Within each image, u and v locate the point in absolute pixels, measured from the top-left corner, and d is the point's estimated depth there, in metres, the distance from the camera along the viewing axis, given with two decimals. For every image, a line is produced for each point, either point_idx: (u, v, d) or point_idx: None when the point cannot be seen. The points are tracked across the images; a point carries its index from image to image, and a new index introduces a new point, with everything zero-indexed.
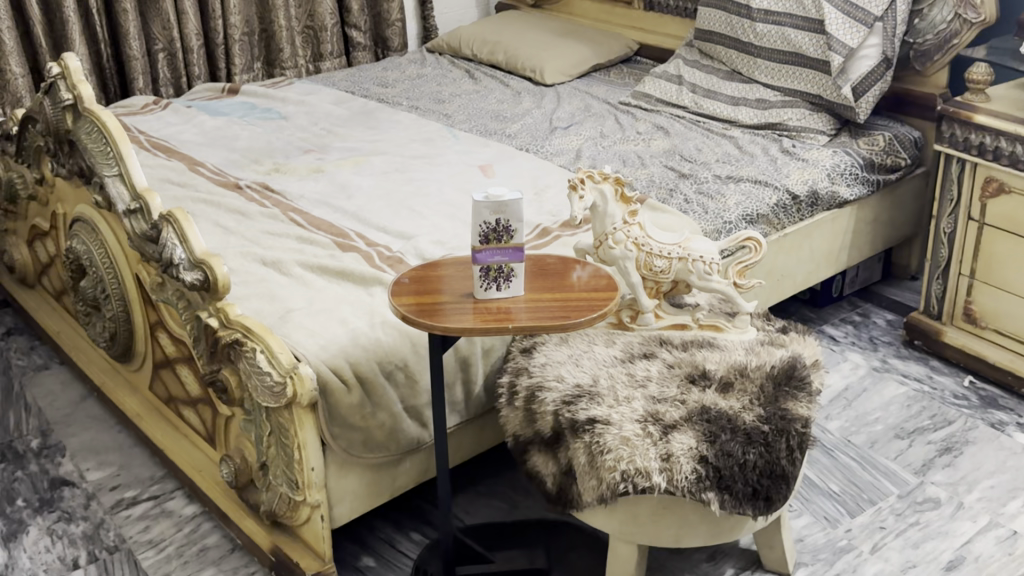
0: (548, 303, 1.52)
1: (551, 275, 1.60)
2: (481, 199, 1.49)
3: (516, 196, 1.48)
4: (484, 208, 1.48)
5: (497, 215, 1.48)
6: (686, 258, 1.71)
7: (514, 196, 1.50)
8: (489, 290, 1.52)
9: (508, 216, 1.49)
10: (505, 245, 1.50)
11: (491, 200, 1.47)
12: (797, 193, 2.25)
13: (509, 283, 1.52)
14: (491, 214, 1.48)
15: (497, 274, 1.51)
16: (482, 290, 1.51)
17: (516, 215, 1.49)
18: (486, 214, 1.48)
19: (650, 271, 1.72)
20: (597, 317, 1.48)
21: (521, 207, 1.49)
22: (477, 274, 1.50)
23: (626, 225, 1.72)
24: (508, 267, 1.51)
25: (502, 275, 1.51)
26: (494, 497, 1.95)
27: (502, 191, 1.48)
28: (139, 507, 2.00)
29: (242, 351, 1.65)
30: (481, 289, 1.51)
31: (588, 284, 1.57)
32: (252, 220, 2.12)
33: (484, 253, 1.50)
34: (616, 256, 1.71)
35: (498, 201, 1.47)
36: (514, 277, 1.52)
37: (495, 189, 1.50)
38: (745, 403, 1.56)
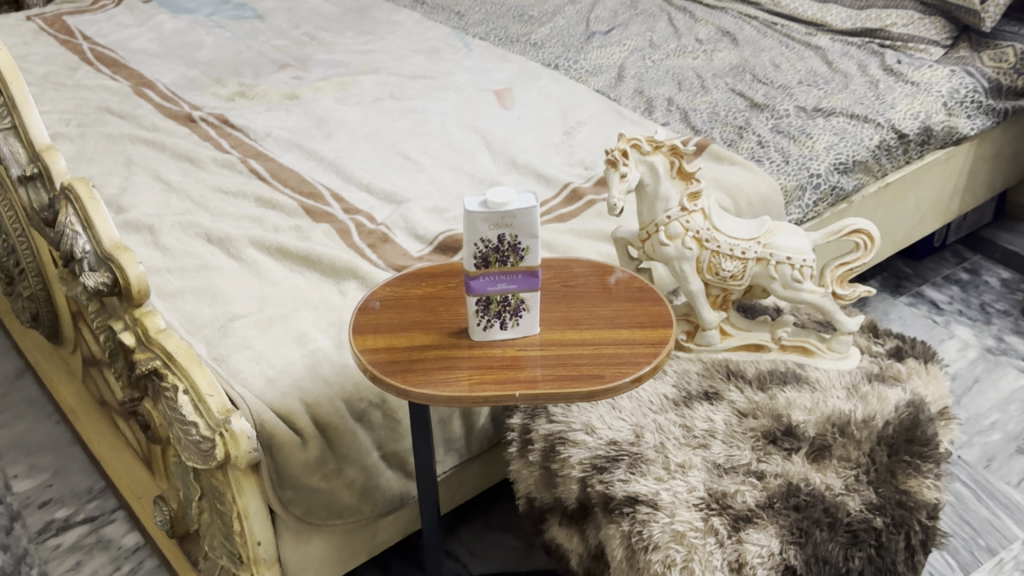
0: (573, 348, 1.06)
1: (580, 295, 1.15)
2: (476, 206, 1.01)
3: (531, 205, 1.00)
4: (482, 221, 1.00)
5: (500, 229, 1.01)
6: (767, 259, 1.24)
7: (529, 200, 1.02)
8: (487, 328, 1.07)
9: (516, 231, 1.01)
10: (513, 268, 1.04)
11: (491, 211, 0.99)
12: (905, 132, 1.74)
13: (518, 320, 1.07)
14: (490, 229, 1.01)
15: (499, 307, 1.06)
16: (481, 328, 1.07)
17: (529, 229, 1.02)
18: (483, 229, 1.00)
19: (716, 276, 1.25)
20: (647, 373, 1.03)
21: (537, 218, 1.01)
22: (472, 307, 1.05)
23: (684, 212, 1.24)
24: (515, 299, 1.06)
25: (507, 310, 1.06)
26: (507, 532, 1.55)
27: (509, 196, 1.00)
28: (71, 534, 1.62)
29: (161, 387, 1.23)
30: (477, 325, 1.06)
31: (631, 311, 1.11)
32: (203, 172, 1.67)
33: (480, 281, 1.04)
34: (668, 255, 1.25)
35: (502, 211, 0.99)
36: (527, 310, 1.07)
37: (500, 189, 1.01)
38: (848, 480, 1.13)
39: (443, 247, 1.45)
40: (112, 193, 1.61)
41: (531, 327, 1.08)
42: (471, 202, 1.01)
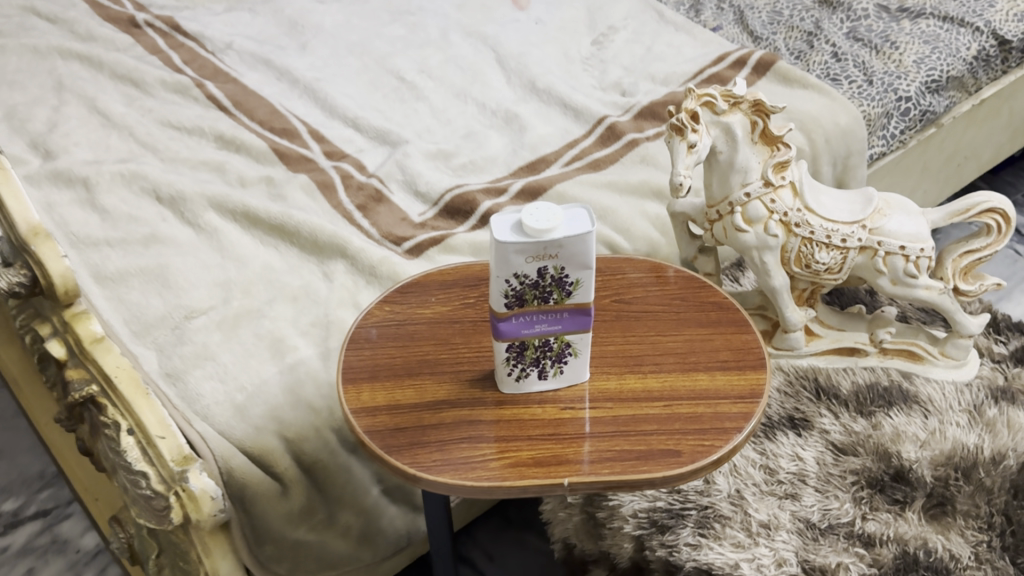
0: (635, 406, 0.80)
1: (639, 315, 0.87)
2: (508, 230, 0.72)
3: (585, 233, 0.72)
4: (515, 253, 0.72)
5: (541, 261, 0.73)
6: (874, 249, 0.96)
7: (581, 221, 0.73)
8: (521, 379, 0.80)
9: (563, 262, 0.73)
10: (557, 307, 0.76)
11: (530, 241, 0.71)
12: (1009, 38, 1.42)
13: (562, 367, 0.80)
14: (527, 262, 0.73)
15: (536, 354, 0.79)
16: (513, 378, 0.80)
17: (580, 260, 0.73)
18: (517, 263, 0.72)
19: (807, 268, 0.98)
20: (736, 443, 0.77)
21: (591, 246, 0.73)
22: (501, 354, 0.78)
23: (769, 189, 0.95)
24: (558, 343, 0.79)
25: (547, 357, 0.79)
26: (530, 532, 1.33)
27: (554, 219, 0.72)
28: (19, 533, 1.39)
29: (100, 422, 0.96)
30: (506, 375, 0.80)
31: (709, 344, 0.84)
32: (150, 99, 1.36)
33: (511, 323, 0.76)
34: (746, 244, 0.97)
35: (544, 241, 0.71)
36: (575, 355, 0.80)
37: (541, 206, 0.73)
38: (978, 547, 0.88)
39: (451, 209, 1.17)
40: (39, 130, 1.30)
41: (580, 374, 0.81)
42: (499, 225, 0.73)
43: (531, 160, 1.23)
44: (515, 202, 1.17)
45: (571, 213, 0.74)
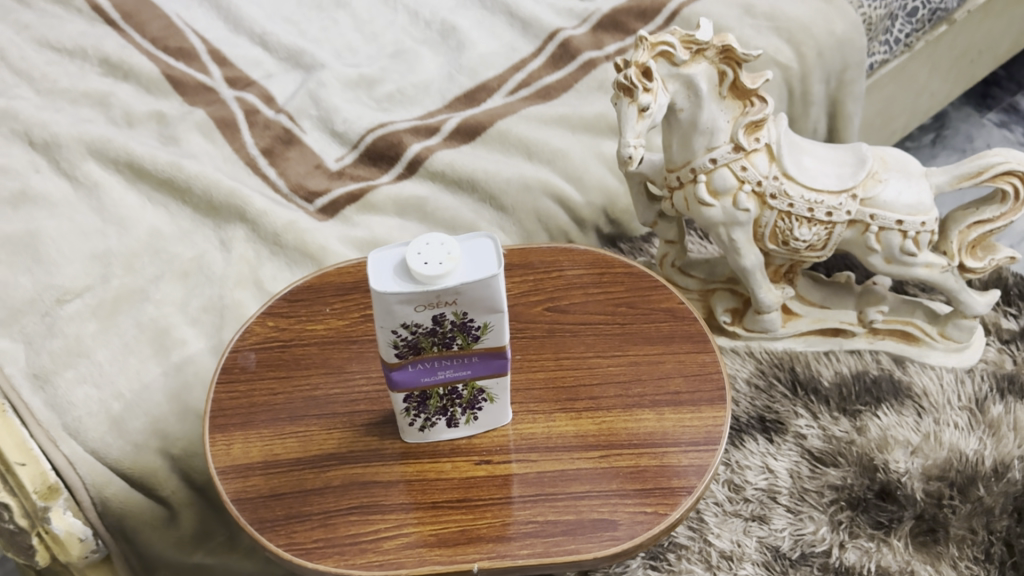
0: (564, 458, 0.65)
1: (577, 329, 0.71)
2: (389, 274, 0.56)
3: (489, 276, 0.55)
4: (400, 304, 0.56)
5: (437, 309, 0.57)
6: (866, 224, 0.80)
7: (487, 256, 0.57)
8: (426, 428, 0.65)
9: (466, 307, 0.57)
10: (463, 352, 0.61)
11: (418, 289, 0.55)
12: None
13: (476, 414, 0.65)
14: (419, 311, 0.57)
15: (443, 402, 0.64)
16: (416, 428, 0.65)
17: (487, 304, 0.58)
18: (405, 313, 0.57)
19: (784, 244, 0.82)
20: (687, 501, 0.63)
21: (499, 288, 0.57)
22: (397, 405, 0.63)
23: (739, 154, 0.78)
24: (470, 388, 0.64)
25: (457, 405, 0.64)
26: None
27: (449, 259, 0.55)
28: None
29: None
30: (407, 424, 0.65)
31: (658, 370, 0.69)
32: (24, 10, 1.15)
33: (408, 371, 0.61)
34: (710, 219, 0.81)
35: (437, 290, 0.55)
36: (490, 401, 0.65)
37: (433, 240, 0.56)
38: None
39: (374, 154, 1.00)
40: None
41: (498, 418, 0.66)
42: (379, 267, 0.57)
43: (469, 87, 1.05)
44: (448, 144, 1.00)
45: (473, 245, 0.57)
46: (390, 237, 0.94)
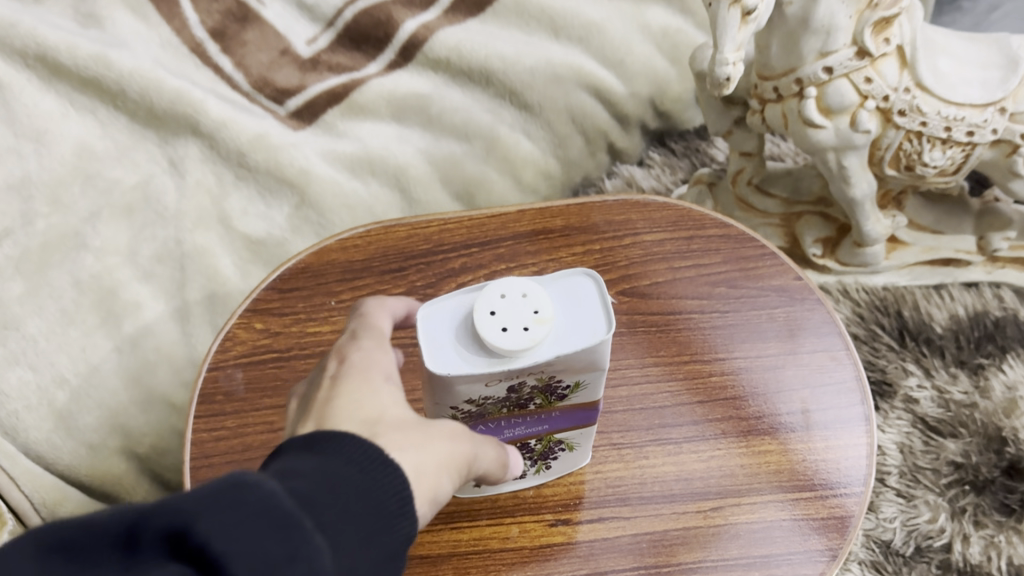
0: (667, 514, 0.49)
1: (668, 322, 0.55)
2: (450, 344, 0.38)
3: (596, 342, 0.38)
4: (467, 384, 0.38)
5: (514, 381, 0.39)
6: (1014, 145, 0.62)
7: (588, 311, 0.39)
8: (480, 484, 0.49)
9: (555, 372, 0.40)
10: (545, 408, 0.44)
11: (493, 366, 0.37)
12: None
13: (551, 462, 0.49)
14: (489, 386, 0.39)
15: (507, 458, 0.47)
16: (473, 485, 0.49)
17: (585, 364, 0.40)
18: (470, 392, 0.39)
19: (907, 168, 0.64)
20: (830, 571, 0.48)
21: (605, 348, 0.39)
22: None
23: (864, 61, 0.59)
24: (545, 441, 0.47)
25: (525, 458, 0.48)
26: None
27: (537, 323, 0.38)
28: None
29: None
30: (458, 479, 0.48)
31: (777, 379, 0.53)
32: None
33: None
34: (818, 143, 0.62)
35: (521, 367, 0.37)
36: (569, 449, 0.48)
37: (512, 288, 0.39)
38: None
39: (356, 35, 0.79)
40: None
41: (578, 461, 0.50)
42: (432, 329, 0.39)
43: None
44: (452, 19, 0.78)
45: (567, 292, 0.40)
46: (388, 150, 0.75)
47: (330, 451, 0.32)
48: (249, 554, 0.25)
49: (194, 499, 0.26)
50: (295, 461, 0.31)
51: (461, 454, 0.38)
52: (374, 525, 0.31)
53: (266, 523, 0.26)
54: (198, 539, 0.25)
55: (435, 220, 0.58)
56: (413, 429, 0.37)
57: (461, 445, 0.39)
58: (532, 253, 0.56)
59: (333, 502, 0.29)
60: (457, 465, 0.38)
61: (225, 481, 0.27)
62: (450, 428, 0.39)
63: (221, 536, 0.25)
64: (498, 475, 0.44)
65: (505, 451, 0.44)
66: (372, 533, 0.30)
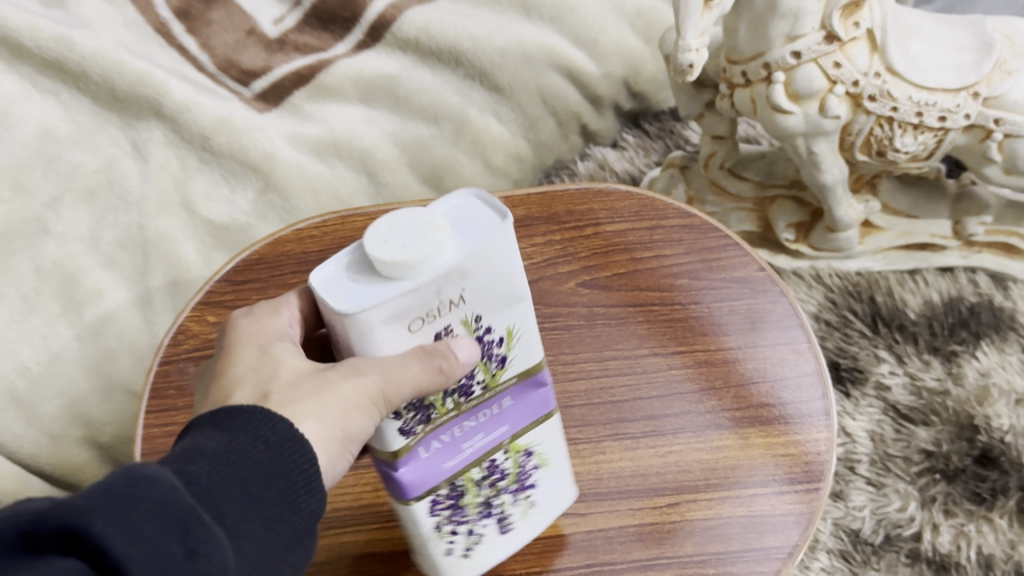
0: (621, 510, 0.49)
1: (628, 313, 0.54)
2: (351, 291, 0.31)
3: (500, 232, 0.32)
4: (383, 322, 0.32)
5: (439, 320, 0.33)
6: (987, 130, 0.61)
7: (478, 211, 0.33)
8: (467, 554, 0.42)
9: (486, 305, 0.34)
10: (491, 393, 0.37)
11: (404, 286, 0.31)
12: None
13: (530, 499, 0.42)
14: (413, 334, 0.33)
15: (487, 495, 0.40)
16: (455, 556, 0.41)
17: (502, 283, 0.34)
18: (392, 347, 0.33)
19: (877, 154, 0.63)
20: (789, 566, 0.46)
21: (514, 244, 0.33)
22: (420, 524, 0.39)
23: (834, 45, 0.57)
24: (516, 455, 0.40)
25: (504, 492, 0.41)
26: None
27: (433, 229, 0.31)
28: None
29: None
30: (442, 553, 0.41)
31: (738, 373, 0.52)
32: None
33: (419, 461, 0.37)
34: (786, 129, 0.61)
35: (435, 277, 0.31)
36: (545, 464, 0.42)
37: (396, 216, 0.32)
38: None
39: (323, 14, 0.77)
40: None
41: (560, 494, 0.44)
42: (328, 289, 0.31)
43: None
44: None
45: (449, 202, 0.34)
46: (355, 134, 0.74)
47: (235, 423, 0.31)
48: (149, 557, 0.24)
49: (87, 496, 0.25)
50: (201, 437, 0.31)
51: (368, 386, 0.32)
52: (282, 502, 0.30)
53: (163, 520, 0.25)
54: (97, 540, 0.24)
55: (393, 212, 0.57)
56: (313, 395, 0.33)
57: (367, 376, 0.32)
58: None
59: (234, 486, 0.29)
60: (367, 398, 0.32)
61: (118, 476, 0.26)
62: (351, 364, 0.33)
63: (118, 536, 0.24)
64: (440, 382, 0.33)
65: (445, 345, 0.33)
66: (280, 512, 0.30)
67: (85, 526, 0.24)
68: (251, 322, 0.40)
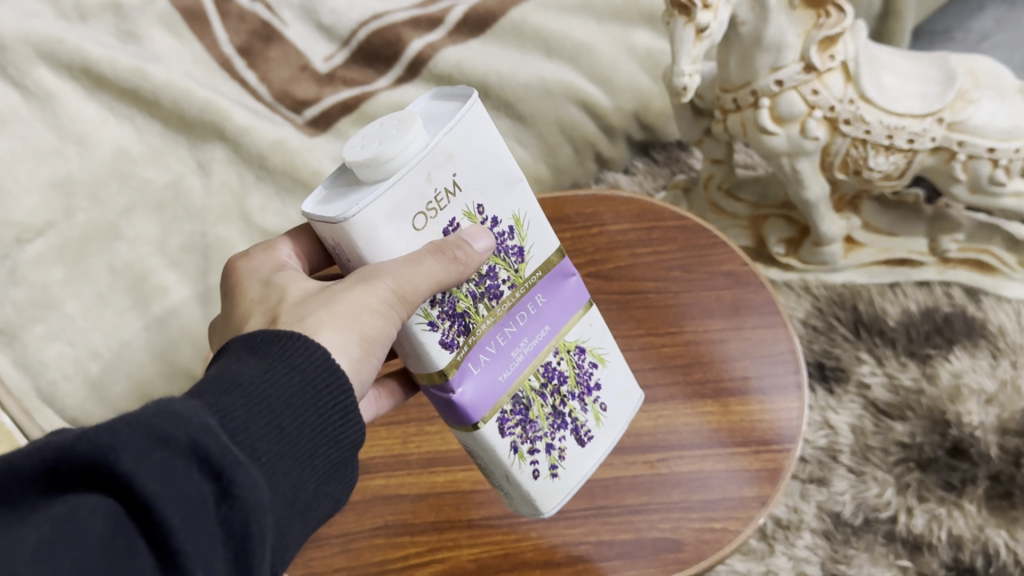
0: (617, 464, 0.57)
1: (627, 300, 0.62)
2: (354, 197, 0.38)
3: (465, 109, 0.40)
4: (386, 220, 0.39)
5: (442, 215, 0.41)
6: (952, 152, 0.69)
7: (444, 108, 0.41)
8: (556, 473, 0.49)
9: (480, 195, 0.43)
10: (515, 296, 0.46)
11: (393, 177, 0.38)
12: None
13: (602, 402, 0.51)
14: (421, 233, 0.41)
15: (551, 405, 0.48)
16: (544, 473, 0.49)
17: (485, 157, 0.42)
18: (401, 244, 0.40)
19: (854, 172, 0.71)
20: (760, 515, 0.54)
21: (483, 118, 0.41)
22: (501, 443, 0.47)
23: (810, 75, 0.66)
24: (567, 356, 0.49)
25: (570, 397, 0.50)
26: None
27: (402, 120, 0.39)
28: None
29: None
30: (531, 479, 0.49)
31: (721, 350, 0.60)
32: None
33: (477, 375, 0.45)
34: (772, 149, 0.70)
35: (421, 156, 0.38)
36: (601, 365, 0.51)
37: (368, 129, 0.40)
38: None
39: (368, 53, 0.87)
40: None
41: (630, 396, 0.54)
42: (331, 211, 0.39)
43: None
44: (455, 39, 0.86)
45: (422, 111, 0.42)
46: None
47: (269, 351, 0.37)
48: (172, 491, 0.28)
49: (116, 429, 0.28)
50: (236, 365, 0.36)
51: (382, 288, 0.39)
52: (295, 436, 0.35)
53: (187, 456, 0.29)
54: (126, 473, 0.27)
55: None
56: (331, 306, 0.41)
57: (379, 279, 0.39)
58: None
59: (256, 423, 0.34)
60: (393, 296, 0.39)
61: (152, 409, 0.30)
62: (365, 271, 0.40)
63: (141, 473, 0.28)
64: (465, 265, 0.41)
65: (460, 238, 0.41)
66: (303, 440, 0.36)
67: (114, 461, 0.27)
68: (258, 262, 0.48)
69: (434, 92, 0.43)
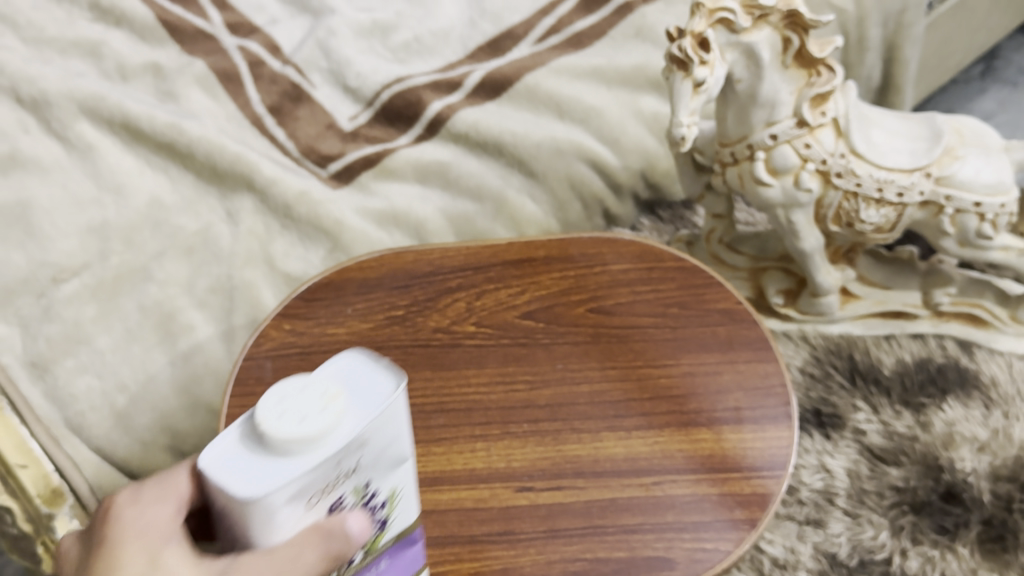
0: (614, 486, 0.59)
1: (626, 333, 0.65)
2: (249, 475, 0.34)
3: (394, 396, 0.36)
4: (286, 501, 0.35)
5: (334, 496, 0.37)
6: (940, 206, 0.73)
7: (368, 384, 0.37)
8: None
9: (374, 477, 0.38)
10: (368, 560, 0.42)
11: (307, 459, 0.34)
12: None
13: None
14: (312, 515, 0.37)
15: None
16: None
17: (385, 448, 0.38)
18: (289, 531, 0.36)
19: (847, 224, 0.75)
20: (746, 540, 0.56)
21: (403, 405, 0.37)
22: None
23: (804, 129, 0.70)
24: None
25: None
26: None
27: (329, 401, 0.35)
28: None
29: None
30: None
31: (715, 382, 0.63)
32: None
33: None
34: (768, 200, 0.73)
35: (337, 446, 0.34)
36: None
37: (284, 392, 0.35)
38: None
39: (390, 112, 0.92)
40: None
41: None
42: (225, 466, 0.34)
43: (494, 35, 0.97)
44: (473, 101, 0.92)
45: (340, 367, 0.37)
46: (412, 207, 0.87)
47: None
48: None
49: None
50: None
51: None
52: None
53: None
54: None
55: (437, 249, 0.71)
56: None
57: None
58: (516, 276, 0.69)
59: None
60: None
61: None
62: (245, 571, 0.36)
63: None
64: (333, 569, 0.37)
65: (344, 527, 0.38)
66: None
67: None
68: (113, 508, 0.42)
69: (360, 354, 0.38)
